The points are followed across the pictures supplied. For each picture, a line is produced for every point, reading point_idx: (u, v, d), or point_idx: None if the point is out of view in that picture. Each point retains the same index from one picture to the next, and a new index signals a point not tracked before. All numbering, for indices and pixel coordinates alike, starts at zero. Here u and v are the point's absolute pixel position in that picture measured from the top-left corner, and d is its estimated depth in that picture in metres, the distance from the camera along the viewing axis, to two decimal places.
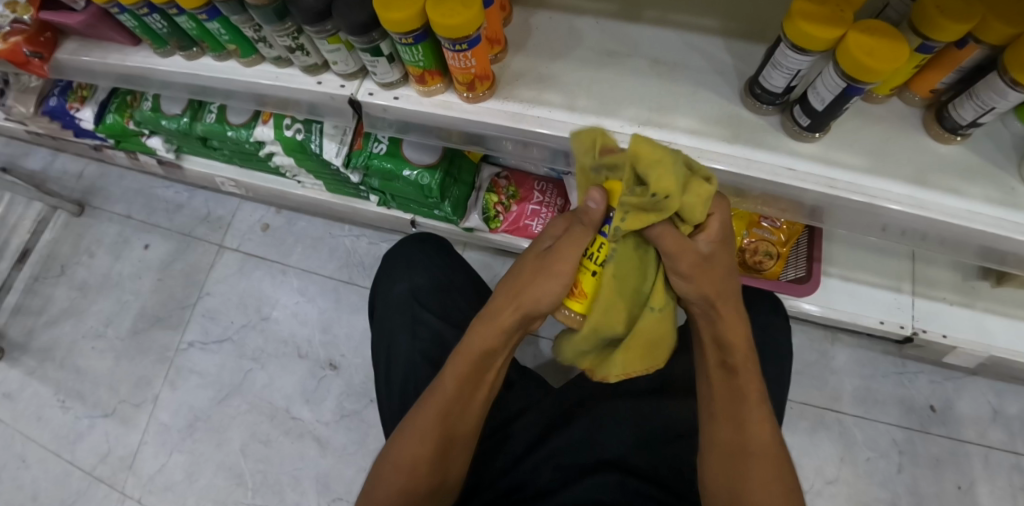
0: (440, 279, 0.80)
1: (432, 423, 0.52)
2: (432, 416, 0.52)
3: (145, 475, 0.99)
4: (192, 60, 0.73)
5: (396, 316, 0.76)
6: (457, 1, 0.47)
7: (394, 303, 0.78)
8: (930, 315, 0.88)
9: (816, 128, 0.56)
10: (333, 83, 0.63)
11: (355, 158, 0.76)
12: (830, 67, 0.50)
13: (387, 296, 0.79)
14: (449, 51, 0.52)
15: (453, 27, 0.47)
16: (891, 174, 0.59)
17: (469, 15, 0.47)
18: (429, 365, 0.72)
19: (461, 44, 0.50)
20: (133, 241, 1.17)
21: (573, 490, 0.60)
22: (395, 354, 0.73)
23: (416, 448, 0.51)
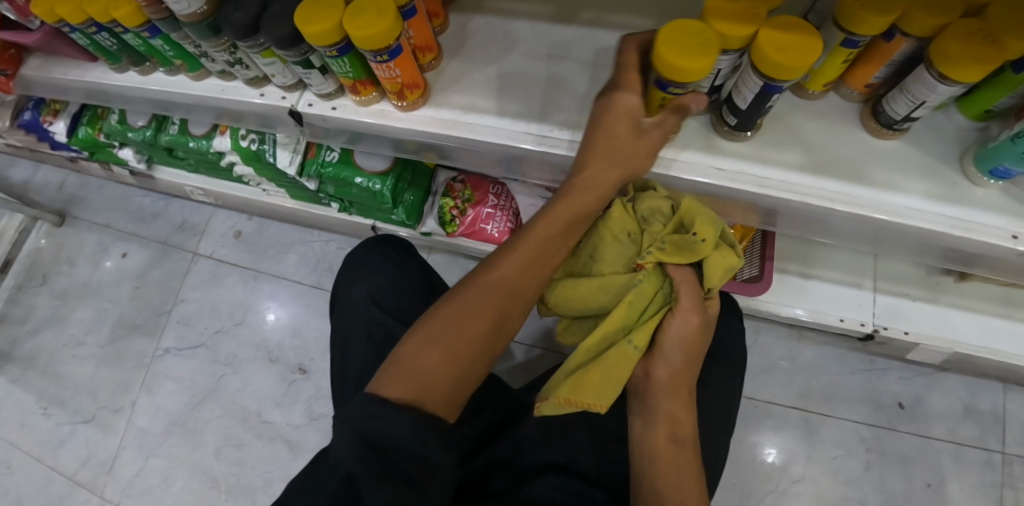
0: (399, 281, 0.81)
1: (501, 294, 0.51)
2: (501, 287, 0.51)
3: (124, 480, 1.01)
4: (146, 74, 0.74)
5: (353, 316, 0.77)
6: (372, 12, 0.48)
7: (353, 304, 0.79)
8: (892, 311, 0.87)
9: (744, 126, 0.57)
10: (276, 95, 0.65)
11: (308, 166, 0.78)
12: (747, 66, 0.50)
13: (347, 296, 0.80)
14: (373, 62, 0.53)
15: (370, 38, 0.48)
16: (826, 173, 0.59)
17: (385, 26, 0.48)
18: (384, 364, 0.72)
19: (382, 55, 0.51)
20: (112, 250, 1.19)
21: (520, 491, 0.60)
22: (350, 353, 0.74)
23: (447, 345, 0.47)
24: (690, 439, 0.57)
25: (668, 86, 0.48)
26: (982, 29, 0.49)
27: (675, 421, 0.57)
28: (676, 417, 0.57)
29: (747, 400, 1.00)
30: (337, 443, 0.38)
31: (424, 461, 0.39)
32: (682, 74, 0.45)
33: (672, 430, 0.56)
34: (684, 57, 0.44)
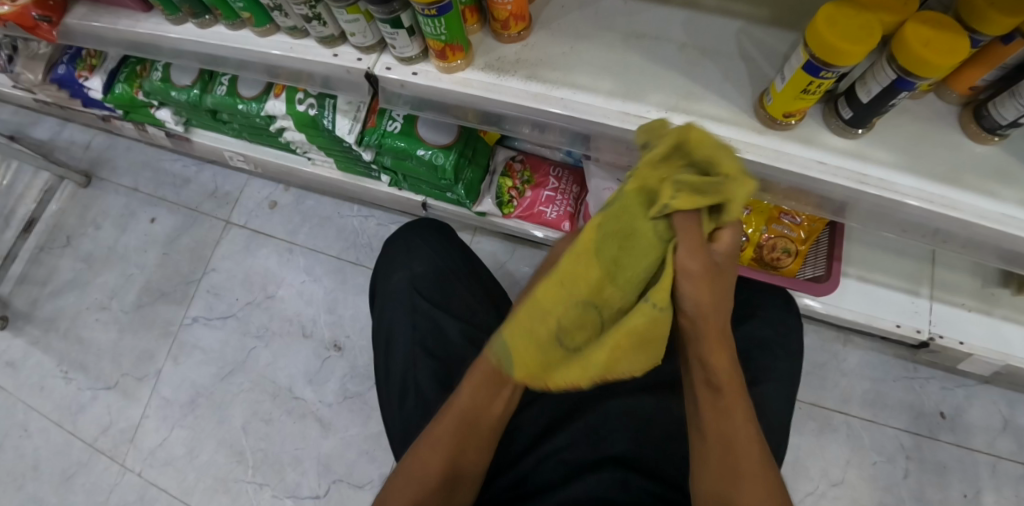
0: (440, 265, 0.79)
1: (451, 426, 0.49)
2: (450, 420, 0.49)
3: (147, 449, 0.99)
4: (204, 28, 0.71)
5: (397, 305, 0.74)
6: None
7: (394, 290, 0.76)
8: (946, 321, 0.86)
9: (859, 122, 0.54)
10: (350, 56, 0.62)
11: (368, 136, 0.75)
12: (884, 58, 0.48)
13: (387, 283, 0.78)
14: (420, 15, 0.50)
15: None
16: (925, 173, 0.56)
17: None
18: (430, 355, 0.70)
19: (430, 9, 0.48)
20: (140, 214, 1.15)
21: (575, 488, 0.58)
22: (398, 339, 0.71)
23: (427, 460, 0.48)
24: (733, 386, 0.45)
25: (819, 70, 0.46)
26: None
27: (707, 365, 0.46)
28: (708, 362, 0.46)
29: None
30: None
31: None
32: (841, 56, 0.43)
33: (705, 378, 0.46)
34: (846, 36, 0.43)
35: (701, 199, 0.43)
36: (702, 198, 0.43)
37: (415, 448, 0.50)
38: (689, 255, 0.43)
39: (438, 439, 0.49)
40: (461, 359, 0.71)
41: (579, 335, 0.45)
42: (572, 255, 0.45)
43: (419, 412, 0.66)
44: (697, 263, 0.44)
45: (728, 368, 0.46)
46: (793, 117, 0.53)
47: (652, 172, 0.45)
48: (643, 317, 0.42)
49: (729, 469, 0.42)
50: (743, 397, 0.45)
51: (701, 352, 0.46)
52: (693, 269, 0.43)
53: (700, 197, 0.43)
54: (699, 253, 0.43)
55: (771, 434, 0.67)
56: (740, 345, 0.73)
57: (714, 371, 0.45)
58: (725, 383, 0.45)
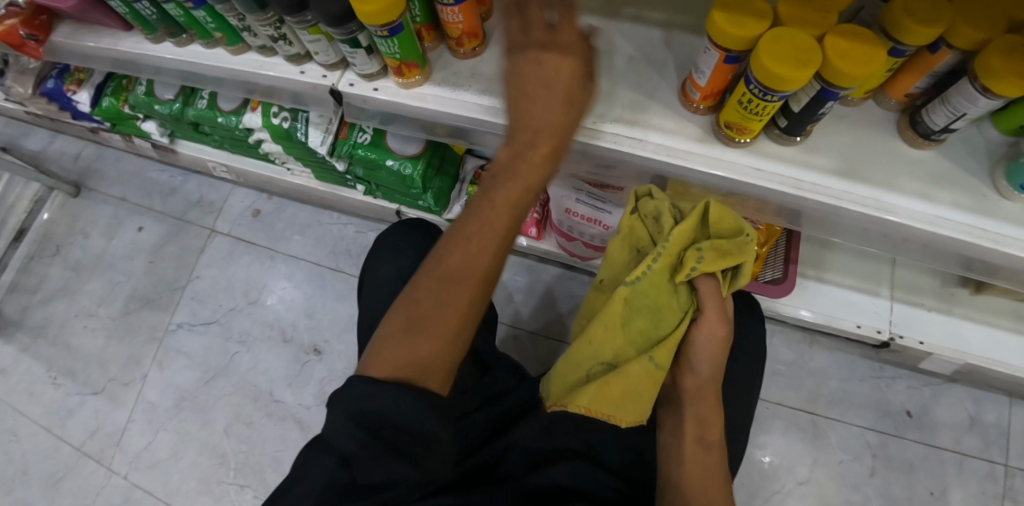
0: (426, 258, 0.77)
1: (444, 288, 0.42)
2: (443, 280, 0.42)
3: (132, 452, 1.01)
4: (182, 47, 0.75)
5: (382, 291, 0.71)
6: None
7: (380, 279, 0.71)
8: (907, 321, 0.88)
9: (794, 130, 0.57)
10: (316, 73, 0.65)
11: (340, 146, 0.78)
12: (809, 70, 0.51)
13: (373, 273, 0.72)
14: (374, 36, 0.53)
15: (371, 14, 0.49)
16: (860, 178, 0.59)
17: (387, 4, 0.48)
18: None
19: (383, 30, 0.51)
20: (128, 223, 1.18)
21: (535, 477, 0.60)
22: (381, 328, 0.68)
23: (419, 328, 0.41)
24: (717, 447, 0.59)
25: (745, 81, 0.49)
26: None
27: (704, 425, 0.59)
28: (705, 422, 0.60)
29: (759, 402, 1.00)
30: (337, 433, 0.36)
31: (425, 438, 0.38)
32: (763, 72, 0.47)
33: (699, 434, 0.59)
34: (767, 53, 0.46)
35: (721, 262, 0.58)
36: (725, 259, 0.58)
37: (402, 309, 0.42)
38: (712, 318, 0.59)
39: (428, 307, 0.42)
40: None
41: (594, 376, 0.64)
42: (601, 318, 0.62)
43: None
44: (716, 318, 0.60)
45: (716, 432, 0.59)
46: (732, 128, 0.56)
47: (681, 240, 0.59)
48: (639, 366, 0.59)
49: (705, 486, 0.55)
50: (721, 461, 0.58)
51: (700, 410, 0.60)
52: (713, 326, 0.60)
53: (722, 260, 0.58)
54: (718, 316, 0.60)
55: None
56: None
57: (707, 429, 0.59)
58: (713, 437, 0.59)
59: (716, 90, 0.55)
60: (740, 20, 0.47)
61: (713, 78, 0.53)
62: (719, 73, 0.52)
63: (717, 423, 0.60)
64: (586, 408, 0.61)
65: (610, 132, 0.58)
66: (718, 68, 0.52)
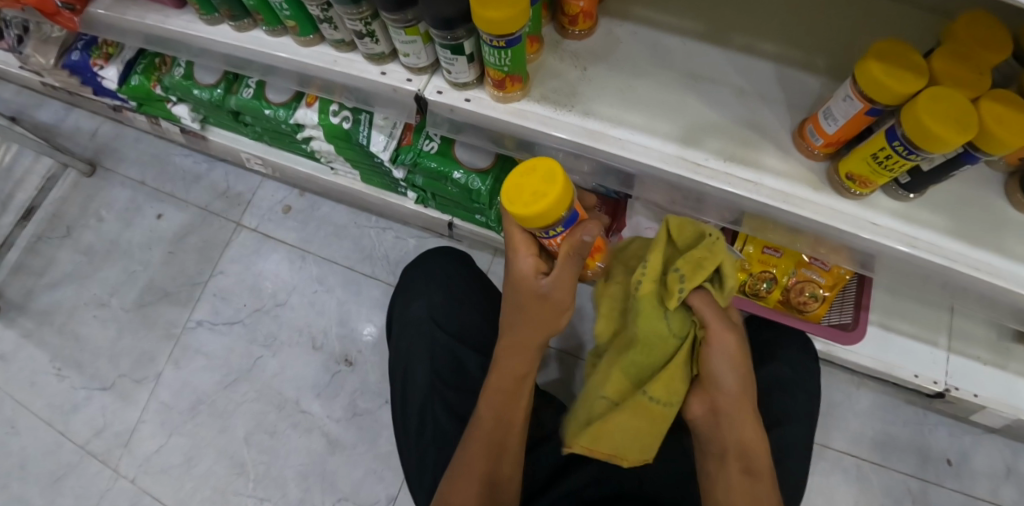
0: (459, 297, 0.76)
1: (484, 437, 0.51)
2: (480, 433, 0.52)
3: (142, 455, 0.95)
4: (242, 31, 0.69)
5: (414, 336, 0.71)
6: None
7: (411, 321, 0.73)
8: (962, 372, 0.86)
9: (914, 186, 0.53)
10: (399, 76, 0.60)
11: (403, 154, 0.72)
12: None
13: (403, 313, 0.74)
14: (485, 45, 0.48)
15: (495, 22, 0.44)
16: (971, 240, 0.56)
17: (516, 13, 0.43)
18: (449, 388, 0.68)
19: (499, 40, 0.46)
20: (147, 209, 1.11)
21: None
22: (417, 371, 0.69)
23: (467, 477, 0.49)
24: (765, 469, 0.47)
25: None
26: None
27: (746, 447, 0.47)
28: (745, 442, 0.47)
29: None
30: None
31: None
32: (919, 131, 0.43)
33: (741, 459, 0.47)
34: (928, 111, 0.42)
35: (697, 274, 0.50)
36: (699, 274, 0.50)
37: (459, 462, 0.51)
38: (712, 321, 0.49)
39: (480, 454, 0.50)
40: (475, 392, 0.70)
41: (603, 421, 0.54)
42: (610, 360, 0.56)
43: (437, 447, 0.63)
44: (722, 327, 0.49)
45: (761, 452, 0.48)
46: (853, 179, 0.52)
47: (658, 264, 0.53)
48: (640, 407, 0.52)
49: None
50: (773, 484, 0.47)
51: (740, 434, 0.47)
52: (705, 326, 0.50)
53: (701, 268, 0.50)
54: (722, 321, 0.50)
55: (790, 482, 0.66)
56: (763, 388, 0.73)
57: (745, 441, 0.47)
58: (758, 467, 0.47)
59: (843, 140, 0.51)
60: (898, 73, 0.43)
61: (846, 127, 0.49)
62: (855, 123, 0.48)
63: (759, 441, 0.48)
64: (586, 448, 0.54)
65: (722, 171, 0.54)
66: (856, 119, 0.48)
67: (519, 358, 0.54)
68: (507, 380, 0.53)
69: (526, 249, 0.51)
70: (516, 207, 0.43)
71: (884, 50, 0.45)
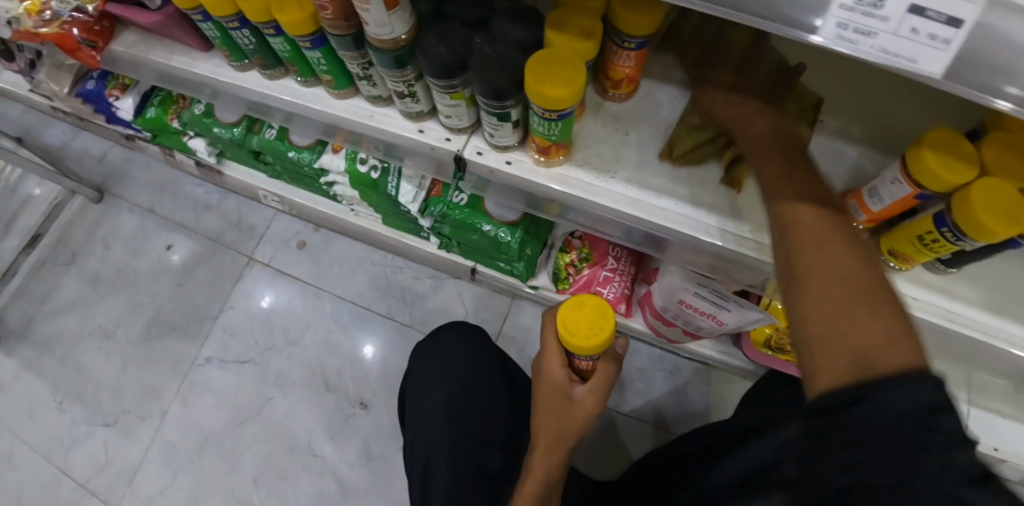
0: (470, 375, 0.75)
1: None
2: None
3: (146, 496, 0.92)
4: (272, 79, 0.67)
5: (430, 427, 0.70)
6: (561, 73, 0.43)
7: (427, 418, 0.71)
8: (982, 425, 0.86)
9: (952, 263, 0.53)
10: (438, 134, 0.59)
11: (432, 205, 0.71)
12: None
13: (419, 411, 0.73)
14: (534, 115, 0.47)
15: (554, 99, 0.43)
16: (1014, 316, 0.55)
17: (574, 92, 0.43)
18: (473, 485, 0.65)
19: (551, 113, 0.45)
20: (155, 238, 1.08)
21: None
22: (436, 470, 0.66)
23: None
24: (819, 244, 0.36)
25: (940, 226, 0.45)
26: None
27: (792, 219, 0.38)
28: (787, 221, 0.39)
29: None
30: None
31: None
32: (973, 223, 0.43)
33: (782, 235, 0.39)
34: (982, 204, 0.42)
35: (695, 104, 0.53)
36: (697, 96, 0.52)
37: None
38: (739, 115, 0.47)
39: None
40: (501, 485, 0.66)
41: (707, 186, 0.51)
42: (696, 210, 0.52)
43: None
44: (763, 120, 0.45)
45: (822, 230, 0.37)
46: (895, 254, 0.53)
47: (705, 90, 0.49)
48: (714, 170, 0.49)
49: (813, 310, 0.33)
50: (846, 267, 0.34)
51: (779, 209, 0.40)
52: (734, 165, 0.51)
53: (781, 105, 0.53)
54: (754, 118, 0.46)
55: None
56: None
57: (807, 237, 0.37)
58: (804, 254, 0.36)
59: (887, 218, 0.51)
60: (952, 164, 0.43)
61: (891, 207, 0.49)
62: (901, 205, 0.48)
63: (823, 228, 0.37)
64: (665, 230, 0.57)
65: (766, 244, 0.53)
66: (904, 201, 0.48)
67: (546, 456, 0.52)
68: (541, 474, 0.51)
69: (557, 357, 0.57)
70: (579, 335, 0.52)
71: (936, 138, 0.45)
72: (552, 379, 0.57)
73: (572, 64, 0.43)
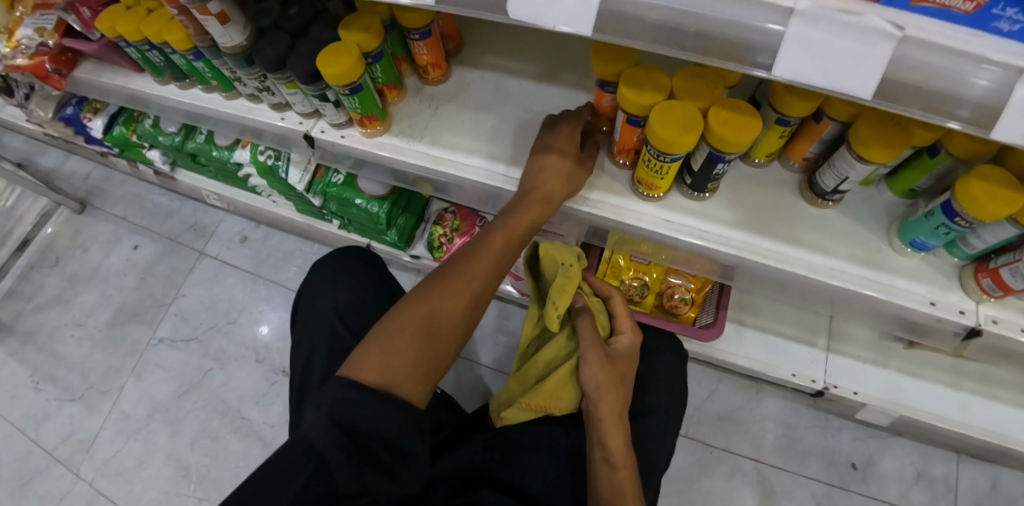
0: (363, 297, 0.84)
1: (448, 314, 0.53)
2: (449, 308, 0.53)
3: (101, 459, 1.05)
4: (185, 89, 0.85)
5: (318, 331, 0.80)
6: (338, 55, 0.58)
7: (315, 313, 0.82)
8: (841, 372, 0.93)
9: (699, 187, 0.64)
10: (294, 120, 0.74)
11: (316, 185, 0.87)
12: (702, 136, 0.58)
13: (310, 307, 0.83)
14: (336, 90, 0.62)
15: (336, 75, 0.58)
16: (767, 234, 0.66)
17: (349, 68, 0.57)
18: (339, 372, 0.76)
19: (344, 88, 0.60)
20: (125, 241, 1.26)
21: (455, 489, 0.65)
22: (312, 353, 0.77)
23: (412, 342, 0.50)
24: (621, 454, 0.61)
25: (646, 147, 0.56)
26: (899, 120, 0.55)
27: (606, 445, 0.62)
28: (607, 442, 0.62)
29: (706, 445, 1.04)
30: (315, 434, 0.39)
31: (402, 453, 0.42)
32: (658, 138, 0.53)
33: (605, 453, 0.62)
34: (660, 123, 0.53)
35: (563, 297, 0.67)
36: (562, 297, 0.66)
37: (390, 335, 0.50)
38: (592, 359, 0.65)
39: (422, 330, 0.51)
40: None
41: (547, 361, 0.71)
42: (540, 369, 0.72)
43: None
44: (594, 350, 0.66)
45: (625, 454, 0.62)
46: (645, 183, 0.63)
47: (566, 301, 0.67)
48: (558, 347, 0.70)
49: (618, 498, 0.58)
50: (632, 478, 0.60)
51: (604, 433, 0.63)
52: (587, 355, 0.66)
53: (600, 316, 0.73)
54: (596, 345, 0.66)
55: (645, 470, 0.74)
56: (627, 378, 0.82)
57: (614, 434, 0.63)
58: (618, 458, 0.61)
59: (628, 146, 0.62)
60: (640, 92, 0.55)
61: (624, 136, 0.61)
62: (627, 132, 0.60)
63: (622, 445, 0.62)
64: (526, 404, 0.71)
65: None
66: (626, 128, 0.59)
67: (504, 239, 0.59)
68: (482, 264, 0.58)
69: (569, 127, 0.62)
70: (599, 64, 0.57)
71: (632, 74, 0.56)
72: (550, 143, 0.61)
73: (348, 50, 0.58)
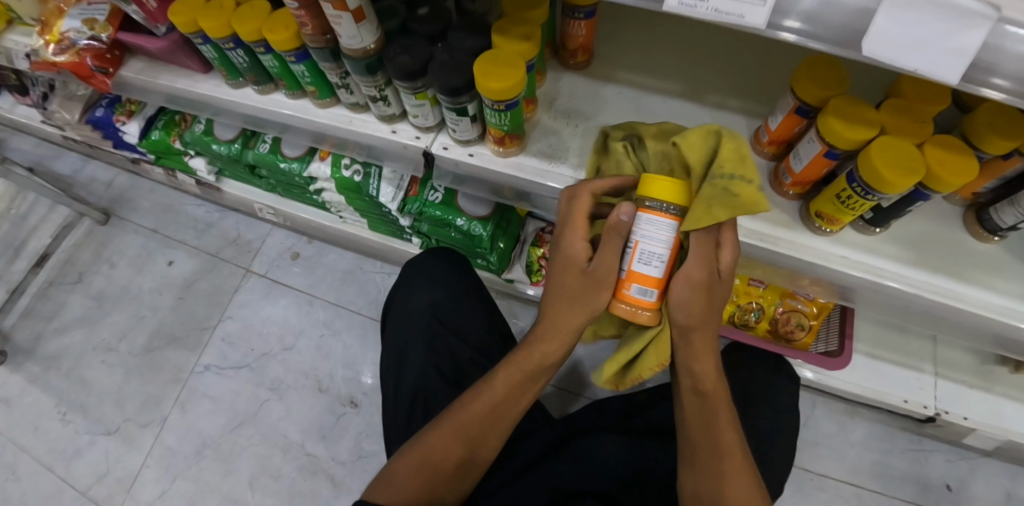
0: (461, 296, 0.76)
1: (472, 422, 0.53)
2: (475, 415, 0.53)
3: (144, 501, 0.94)
4: (264, 94, 0.75)
5: (414, 330, 0.73)
6: (503, 68, 0.50)
7: (412, 315, 0.74)
8: (950, 398, 0.88)
9: (878, 222, 0.59)
10: (408, 134, 0.66)
11: (410, 204, 0.79)
12: None
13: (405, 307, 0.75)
14: (487, 107, 0.54)
15: (496, 90, 0.50)
16: (934, 268, 0.60)
17: (515, 83, 0.50)
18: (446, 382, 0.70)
19: (499, 104, 0.52)
20: (157, 256, 1.15)
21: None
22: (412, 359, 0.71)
23: (424, 465, 0.51)
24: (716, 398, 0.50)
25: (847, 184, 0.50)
26: None
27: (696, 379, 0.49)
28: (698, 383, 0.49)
29: (801, 473, 0.99)
30: None
31: None
32: (873, 176, 0.48)
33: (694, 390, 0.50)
34: (879, 158, 0.48)
35: (745, 171, 0.44)
36: (748, 168, 0.44)
37: (420, 439, 0.53)
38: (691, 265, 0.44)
39: (441, 449, 0.52)
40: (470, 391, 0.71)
41: None
42: None
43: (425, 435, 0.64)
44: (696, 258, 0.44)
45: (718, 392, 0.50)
46: (823, 216, 0.58)
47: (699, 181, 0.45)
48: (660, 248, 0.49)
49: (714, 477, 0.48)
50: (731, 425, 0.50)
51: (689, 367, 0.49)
52: (694, 277, 0.45)
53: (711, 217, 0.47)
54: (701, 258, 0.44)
55: None
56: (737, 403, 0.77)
57: (701, 379, 0.49)
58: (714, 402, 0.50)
59: (809, 179, 0.57)
60: (853, 124, 0.49)
61: (809, 168, 0.56)
62: (816, 164, 0.54)
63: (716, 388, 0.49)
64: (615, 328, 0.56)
65: None
66: (817, 160, 0.54)
67: (545, 343, 0.52)
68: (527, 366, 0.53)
69: (585, 230, 0.49)
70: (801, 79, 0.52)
71: (839, 104, 0.50)
72: (573, 254, 0.49)
73: (513, 61, 0.51)
